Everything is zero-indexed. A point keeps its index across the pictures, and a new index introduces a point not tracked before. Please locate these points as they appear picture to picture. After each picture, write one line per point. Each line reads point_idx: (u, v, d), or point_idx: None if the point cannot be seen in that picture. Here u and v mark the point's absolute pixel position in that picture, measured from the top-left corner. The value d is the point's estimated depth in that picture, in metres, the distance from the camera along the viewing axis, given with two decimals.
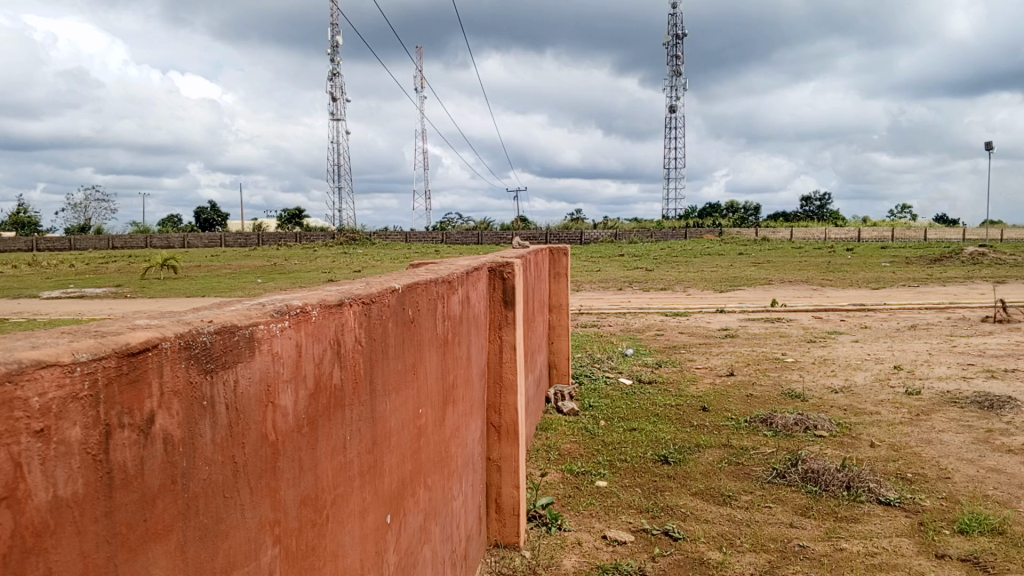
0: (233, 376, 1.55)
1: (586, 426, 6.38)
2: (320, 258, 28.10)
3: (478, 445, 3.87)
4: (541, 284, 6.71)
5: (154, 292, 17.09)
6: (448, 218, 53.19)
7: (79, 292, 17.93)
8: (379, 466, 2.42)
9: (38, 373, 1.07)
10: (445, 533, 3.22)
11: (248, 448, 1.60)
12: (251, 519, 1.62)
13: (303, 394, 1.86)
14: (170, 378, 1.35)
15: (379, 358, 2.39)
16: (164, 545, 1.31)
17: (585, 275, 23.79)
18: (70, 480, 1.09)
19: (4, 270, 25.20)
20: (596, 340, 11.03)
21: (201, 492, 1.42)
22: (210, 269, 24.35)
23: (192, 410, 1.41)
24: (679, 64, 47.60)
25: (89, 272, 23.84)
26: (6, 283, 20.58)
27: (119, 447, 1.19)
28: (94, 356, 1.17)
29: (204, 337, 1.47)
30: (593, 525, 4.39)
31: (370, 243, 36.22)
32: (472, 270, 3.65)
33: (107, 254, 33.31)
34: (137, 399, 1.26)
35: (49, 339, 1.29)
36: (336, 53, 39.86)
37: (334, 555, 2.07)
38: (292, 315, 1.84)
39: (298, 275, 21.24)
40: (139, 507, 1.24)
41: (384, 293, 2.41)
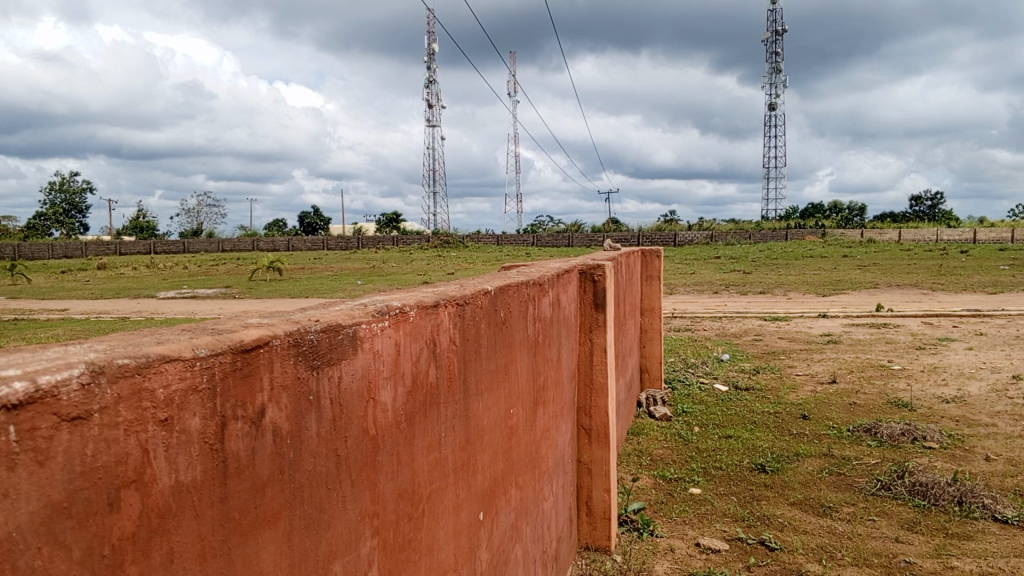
0: (337, 372, 1.63)
1: (679, 432, 6.28)
2: (415, 261, 28.75)
3: (568, 447, 3.89)
4: (632, 286, 6.65)
5: (260, 294, 17.90)
6: (541, 222, 53.31)
7: (192, 293, 18.98)
8: (472, 464, 2.47)
9: (163, 365, 1.16)
10: (536, 532, 3.25)
11: (350, 440, 1.67)
12: (352, 510, 1.69)
13: (401, 391, 1.92)
14: (279, 373, 1.43)
15: (473, 357, 2.44)
16: (273, 532, 1.39)
17: (679, 278, 23.40)
18: (190, 467, 1.17)
19: (125, 271, 26.98)
20: (691, 344, 10.83)
21: (307, 483, 1.50)
22: (311, 271, 25.31)
23: (300, 403, 1.48)
24: (779, 60, 46.09)
25: (200, 274, 25.19)
26: (127, 284, 22.01)
27: (234, 437, 1.28)
28: (211, 351, 1.26)
29: (311, 335, 1.54)
30: (685, 532, 4.32)
31: (463, 246, 36.76)
32: (563, 272, 3.66)
33: (218, 257, 35.15)
34: (250, 392, 1.34)
35: (172, 336, 1.39)
36: (431, 60, 40.66)
37: (429, 549, 2.13)
38: (391, 315, 1.91)
39: (394, 278, 21.75)
40: (251, 495, 1.32)
41: (477, 295, 2.45)
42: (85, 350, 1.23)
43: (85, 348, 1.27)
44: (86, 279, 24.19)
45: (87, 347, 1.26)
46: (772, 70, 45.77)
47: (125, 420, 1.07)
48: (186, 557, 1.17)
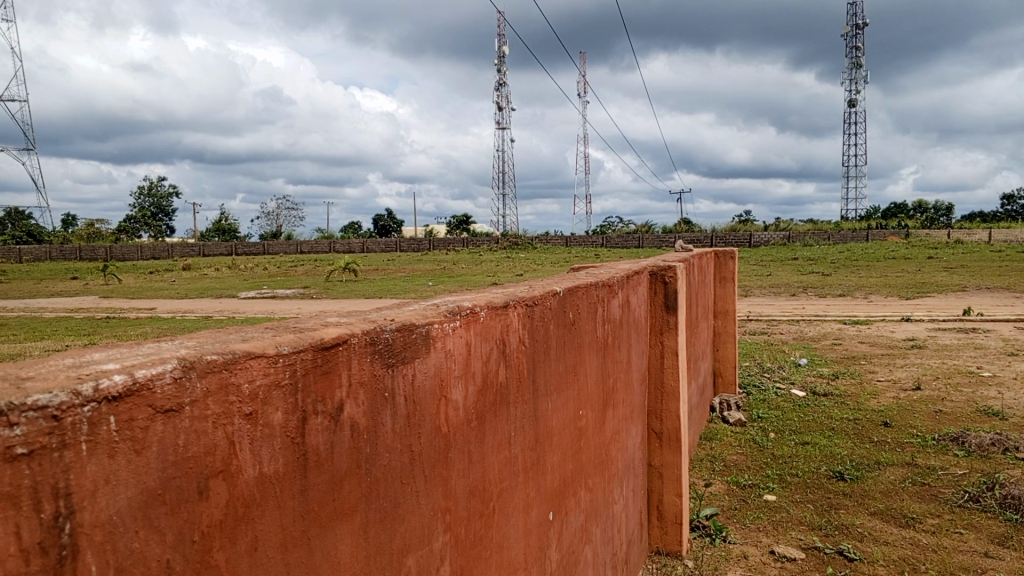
0: (410, 370, 1.66)
1: (755, 438, 6.14)
2: (486, 262, 28.98)
3: (639, 450, 3.86)
4: (705, 288, 6.54)
5: (335, 294, 18.35)
6: (611, 223, 52.95)
7: (272, 293, 19.61)
8: (542, 464, 2.48)
9: (248, 362, 1.21)
10: (606, 535, 3.23)
11: (424, 438, 1.71)
12: (425, 506, 1.73)
13: (472, 389, 1.95)
14: (356, 371, 1.47)
15: (542, 358, 2.45)
16: (349, 525, 1.43)
17: (755, 280, 22.90)
18: (272, 459, 1.22)
19: (209, 272, 28.05)
20: (767, 348, 10.59)
21: (382, 478, 1.54)
22: (385, 272, 25.79)
23: (375, 400, 1.52)
24: (860, 55, 44.61)
25: (279, 275, 25.98)
26: (211, 285, 22.88)
27: (314, 431, 1.32)
28: (293, 349, 1.31)
29: (386, 334, 1.59)
30: (760, 539, 4.23)
31: (533, 248, 36.86)
32: (633, 273, 3.64)
33: (295, 258, 36.20)
34: (329, 389, 1.38)
35: (255, 334, 1.45)
36: (502, 63, 40.91)
37: (499, 547, 2.15)
38: (462, 315, 1.94)
39: (465, 279, 21.93)
40: (329, 487, 1.36)
41: (546, 296, 2.47)
42: (177, 346, 1.30)
43: (176, 345, 1.34)
44: (172, 280, 25.22)
45: (179, 344, 1.33)
46: (852, 65, 44.26)
47: (214, 413, 1.13)
48: (269, 545, 1.22)
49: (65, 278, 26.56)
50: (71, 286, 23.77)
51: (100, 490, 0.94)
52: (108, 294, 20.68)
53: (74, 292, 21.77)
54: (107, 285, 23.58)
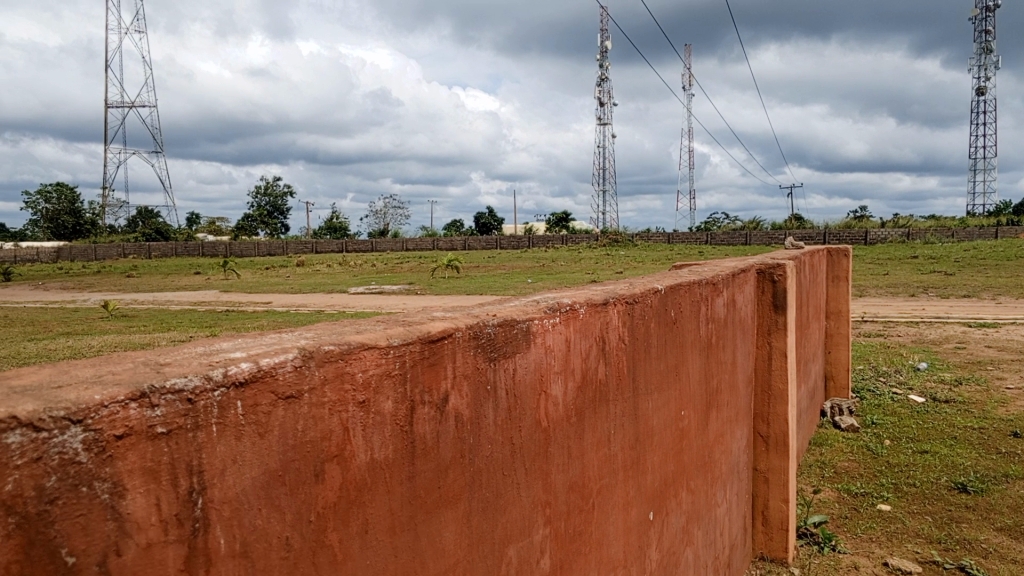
0: (512, 364, 1.70)
1: (868, 444, 5.87)
2: (586, 260, 28.88)
3: (743, 454, 3.77)
4: (816, 287, 6.29)
5: (439, 290, 18.70)
6: (716, 219, 51.61)
7: (379, 288, 20.23)
8: (642, 463, 2.47)
9: (362, 353, 1.27)
10: (707, 538, 3.18)
11: (524, 432, 1.74)
12: (526, 499, 1.76)
13: (571, 385, 1.97)
14: (460, 363, 1.52)
15: (642, 356, 2.44)
16: (453, 512, 1.48)
17: (870, 279, 21.78)
18: (383, 445, 1.28)
19: (321, 268, 29.20)
20: (883, 351, 10.08)
21: (484, 468, 1.58)
22: (487, 269, 26.11)
23: (479, 393, 1.57)
24: (992, 39, 41.61)
25: (386, 271, 26.76)
26: (322, 280, 23.79)
27: (421, 420, 1.38)
28: (403, 341, 1.36)
29: (488, 329, 1.63)
30: (872, 550, 4.05)
31: (635, 245, 36.45)
32: (739, 271, 3.56)
33: (399, 255, 37.19)
34: (435, 379, 1.43)
35: (367, 326, 1.52)
36: (606, 58, 40.57)
37: (599, 543, 2.16)
38: (562, 312, 1.96)
39: (566, 276, 21.87)
40: (435, 475, 1.41)
41: (647, 294, 2.45)
42: (297, 336, 1.38)
43: (296, 335, 1.42)
44: (286, 275, 26.37)
45: (298, 334, 1.42)
46: (982, 50, 41.34)
47: (330, 400, 1.19)
48: (378, 528, 1.28)
49: (190, 272, 28.26)
50: (195, 280, 25.26)
51: (228, 468, 1.02)
52: (228, 287, 21.89)
53: (198, 286, 23.11)
54: (227, 280, 24.94)
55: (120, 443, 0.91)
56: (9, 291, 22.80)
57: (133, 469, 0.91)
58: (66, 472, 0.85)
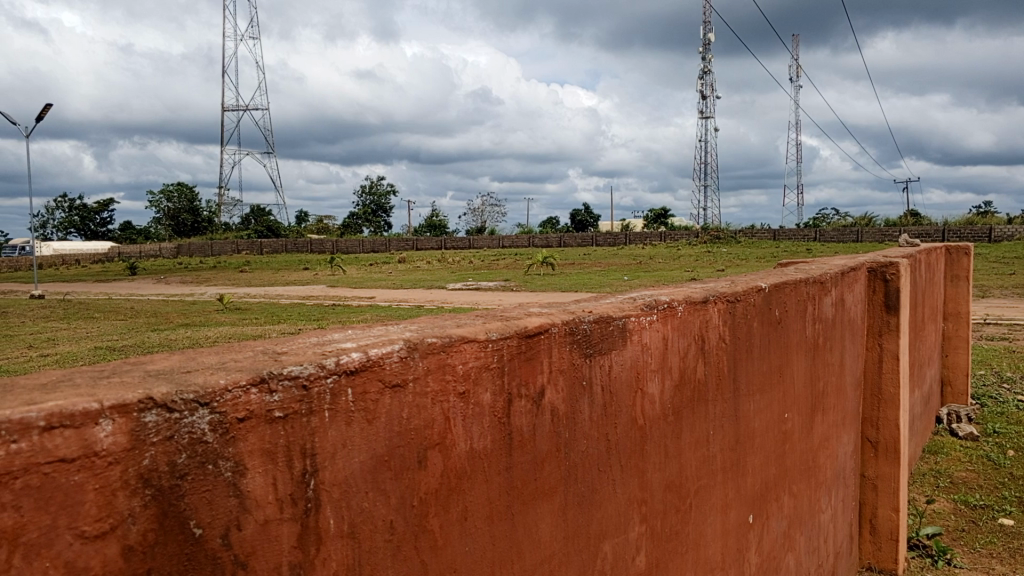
0: (608, 361, 1.71)
1: (989, 454, 5.52)
2: (685, 257, 28.27)
3: (850, 459, 3.63)
4: (933, 286, 5.94)
5: (535, 287, 18.74)
6: (824, 216, 49.42)
7: (476, 284, 20.46)
8: (742, 465, 2.42)
9: (462, 346, 1.32)
10: (810, 544, 3.09)
11: (620, 428, 1.75)
12: (622, 495, 1.76)
13: (669, 383, 1.95)
14: (556, 358, 1.55)
15: (744, 355, 2.39)
16: (550, 504, 1.51)
17: (995, 280, 20.30)
18: (482, 436, 1.34)
19: (421, 264, 29.78)
20: (1008, 356, 9.41)
21: (580, 463, 1.61)
22: (583, 266, 25.92)
23: (575, 388, 1.59)
24: None
25: (483, 267, 27.02)
26: (421, 276, 24.25)
27: (518, 413, 1.43)
28: (501, 336, 1.41)
29: (585, 325, 1.64)
30: (992, 567, 3.81)
31: (737, 242, 35.38)
32: (849, 269, 3.42)
33: (496, 251, 37.47)
34: (531, 373, 1.48)
35: (468, 320, 1.58)
36: (707, 51, 39.49)
37: (696, 544, 2.13)
38: (659, 309, 1.95)
39: (664, 274, 21.46)
40: (531, 467, 1.46)
41: (750, 292, 2.40)
42: (402, 328, 1.44)
43: (402, 327, 1.49)
44: (388, 271, 27.05)
45: (404, 326, 1.48)
46: None
47: (432, 390, 1.25)
48: (477, 515, 1.33)
49: (297, 268, 29.43)
50: (302, 276, 26.26)
51: (338, 452, 1.09)
52: (334, 282, 22.66)
53: (306, 281, 24.09)
54: (333, 275, 25.80)
55: (242, 425, 0.98)
56: (136, 284, 24.45)
57: (252, 451, 0.99)
58: (195, 450, 0.93)
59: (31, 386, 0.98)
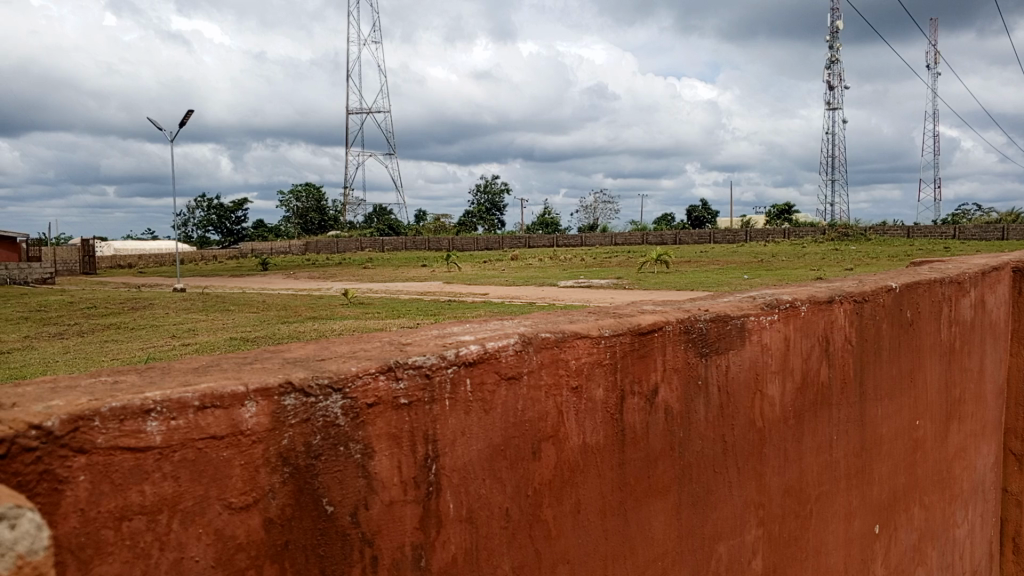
0: (725, 361, 1.69)
1: None
2: (809, 255, 27.03)
3: (990, 471, 3.39)
4: None
5: (650, 285, 18.42)
6: (966, 212, 45.99)
7: (589, 282, 20.34)
8: (868, 472, 2.32)
9: (575, 341, 1.35)
10: (944, 560, 2.91)
11: (738, 430, 1.73)
12: (738, 497, 1.74)
13: (790, 386, 1.90)
14: (671, 357, 1.55)
15: (872, 359, 2.28)
16: (663, 503, 1.52)
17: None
18: (594, 431, 1.36)
19: (535, 261, 29.91)
20: None
21: (694, 463, 1.60)
22: (701, 264, 25.27)
23: (689, 387, 1.59)
24: None
25: (597, 265, 26.85)
26: (534, 273, 24.33)
27: (631, 410, 1.44)
28: (615, 332, 1.42)
29: (701, 323, 1.63)
30: None
31: (866, 239, 33.48)
32: (990, 268, 3.19)
33: (610, 248, 37.06)
34: (644, 371, 1.49)
35: (582, 316, 1.60)
36: (835, 39, 37.62)
37: (817, 552, 2.07)
38: (781, 309, 1.89)
39: (787, 272, 20.58)
40: (645, 464, 1.47)
41: (879, 292, 2.29)
42: (516, 324, 1.48)
43: (517, 322, 1.53)
44: (502, 269, 27.31)
45: (519, 321, 1.52)
46: None
47: (547, 384, 1.29)
48: (590, 508, 1.36)
49: (416, 264, 30.21)
50: (419, 272, 26.96)
51: (458, 439, 1.15)
52: (450, 279, 23.12)
53: (423, 278, 24.72)
54: (449, 271, 26.29)
55: (371, 410, 1.05)
56: (267, 279, 25.87)
57: (380, 434, 1.06)
58: (328, 433, 1.01)
59: (187, 370, 1.09)
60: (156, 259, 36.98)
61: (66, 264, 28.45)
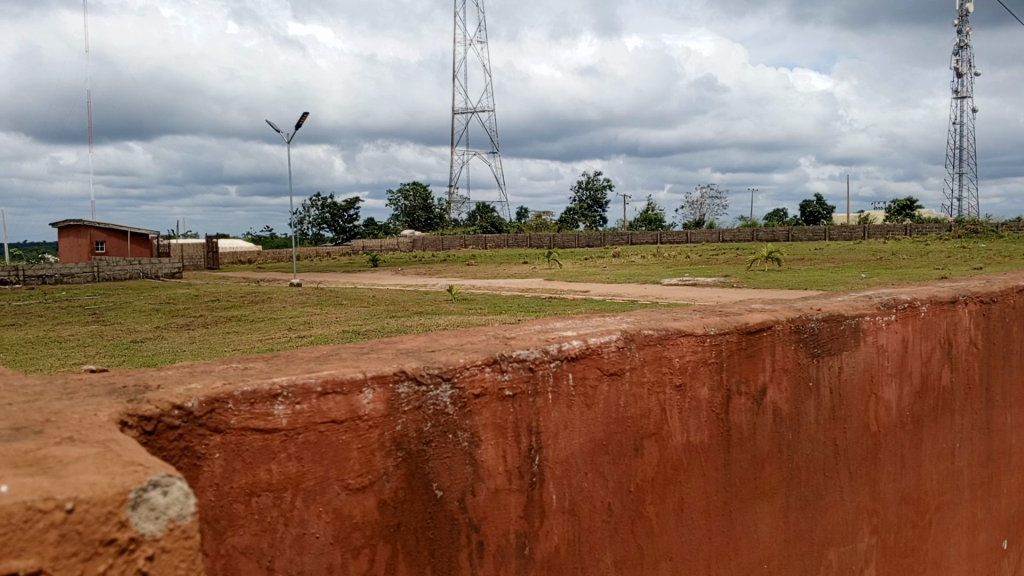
0: (838, 362, 1.64)
1: None
2: (933, 253, 25.40)
3: None
4: None
5: (759, 283, 17.79)
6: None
7: (694, 280, 19.86)
8: (996, 483, 2.18)
9: (679, 339, 1.34)
10: None
11: (850, 434, 1.67)
12: (850, 504, 1.68)
13: (907, 390, 1.82)
14: (780, 357, 1.52)
15: (1000, 363, 2.15)
16: (770, 505, 1.49)
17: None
18: (699, 430, 1.36)
19: (638, 259, 29.50)
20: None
21: (804, 466, 1.57)
22: (813, 262, 24.22)
23: (799, 388, 1.55)
24: None
25: (702, 263, 26.22)
26: (638, 271, 23.98)
27: (737, 410, 1.43)
28: (720, 331, 1.41)
29: (813, 323, 1.59)
30: None
31: (999, 237, 31.13)
32: None
33: (716, 245, 36.08)
34: (752, 371, 1.47)
35: (687, 314, 1.59)
36: (965, 23, 35.16)
37: (936, 564, 1.97)
38: (899, 309, 1.81)
39: (908, 271, 19.41)
40: (751, 466, 1.46)
41: (1009, 293, 2.15)
42: (619, 320, 1.49)
43: (619, 319, 1.54)
44: (605, 265, 27.10)
45: (622, 319, 1.53)
46: None
47: (650, 381, 1.30)
48: (694, 507, 1.35)
49: (519, 260, 30.41)
50: (521, 269, 27.13)
51: (561, 432, 1.18)
52: (552, 277, 23.15)
53: (525, 275, 24.82)
54: (551, 269, 26.30)
55: (477, 401, 1.10)
56: (375, 275, 26.69)
57: (485, 424, 1.10)
58: (438, 420, 1.06)
59: (309, 358, 1.16)
60: (274, 255, 38.87)
61: (192, 259, 30.31)
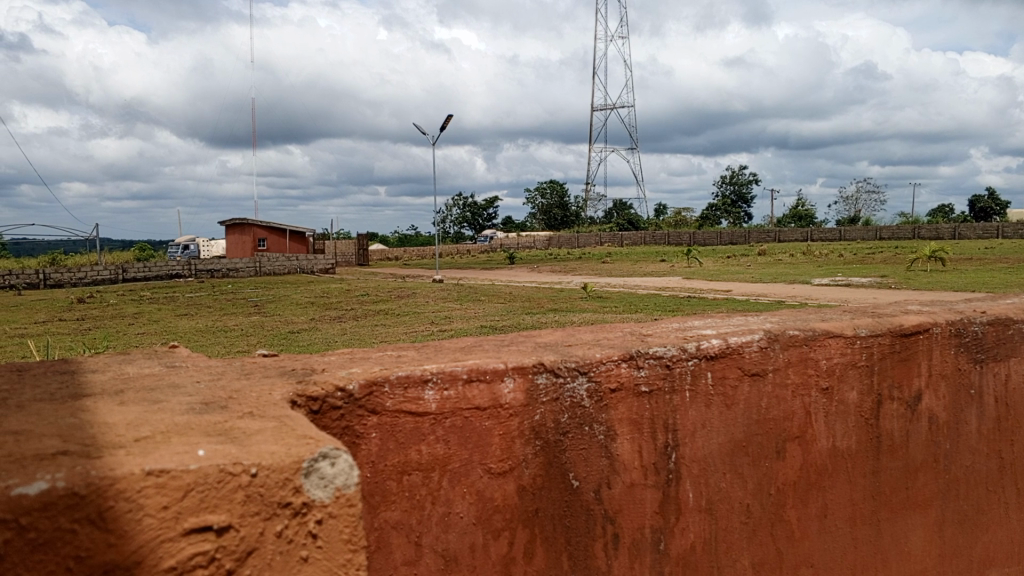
0: (1005, 369, 1.54)
1: None
2: None
3: None
4: None
5: (919, 284, 16.46)
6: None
7: (847, 280, 18.69)
8: None
9: (827, 340, 1.31)
10: None
11: (1017, 446, 1.56)
12: (1016, 521, 1.56)
13: None
14: (938, 362, 1.44)
15: None
16: (924, 518, 1.42)
17: None
18: (846, 434, 1.32)
19: (786, 257, 28.16)
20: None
21: (963, 479, 1.48)
22: (984, 262, 22.11)
23: (960, 396, 1.47)
24: None
25: (857, 262, 24.64)
26: (784, 270, 22.86)
27: (889, 416, 1.38)
28: (872, 333, 1.36)
29: (976, 327, 1.49)
30: None
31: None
32: None
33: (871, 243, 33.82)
34: (907, 375, 1.41)
35: (835, 314, 1.54)
36: None
37: None
38: None
39: None
40: (904, 475, 1.40)
41: None
42: (761, 319, 1.47)
43: (762, 318, 1.52)
44: (749, 264, 26.06)
45: (764, 318, 1.51)
46: None
47: (793, 383, 1.28)
48: (839, 514, 1.32)
49: (658, 258, 29.85)
50: (661, 267, 26.61)
51: (698, 431, 1.19)
52: (692, 275, 22.51)
53: (663, 273, 24.32)
54: (692, 267, 25.58)
55: (614, 395, 1.13)
56: (514, 272, 27.09)
57: (621, 418, 1.13)
58: (575, 413, 1.10)
59: (454, 348, 1.23)
60: (418, 252, 40.30)
61: (345, 256, 31.95)
